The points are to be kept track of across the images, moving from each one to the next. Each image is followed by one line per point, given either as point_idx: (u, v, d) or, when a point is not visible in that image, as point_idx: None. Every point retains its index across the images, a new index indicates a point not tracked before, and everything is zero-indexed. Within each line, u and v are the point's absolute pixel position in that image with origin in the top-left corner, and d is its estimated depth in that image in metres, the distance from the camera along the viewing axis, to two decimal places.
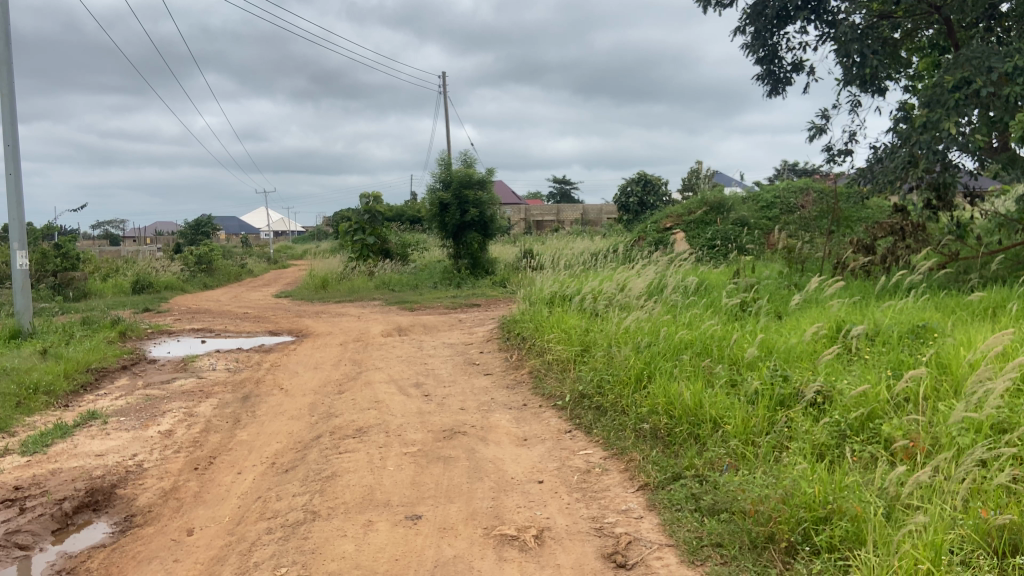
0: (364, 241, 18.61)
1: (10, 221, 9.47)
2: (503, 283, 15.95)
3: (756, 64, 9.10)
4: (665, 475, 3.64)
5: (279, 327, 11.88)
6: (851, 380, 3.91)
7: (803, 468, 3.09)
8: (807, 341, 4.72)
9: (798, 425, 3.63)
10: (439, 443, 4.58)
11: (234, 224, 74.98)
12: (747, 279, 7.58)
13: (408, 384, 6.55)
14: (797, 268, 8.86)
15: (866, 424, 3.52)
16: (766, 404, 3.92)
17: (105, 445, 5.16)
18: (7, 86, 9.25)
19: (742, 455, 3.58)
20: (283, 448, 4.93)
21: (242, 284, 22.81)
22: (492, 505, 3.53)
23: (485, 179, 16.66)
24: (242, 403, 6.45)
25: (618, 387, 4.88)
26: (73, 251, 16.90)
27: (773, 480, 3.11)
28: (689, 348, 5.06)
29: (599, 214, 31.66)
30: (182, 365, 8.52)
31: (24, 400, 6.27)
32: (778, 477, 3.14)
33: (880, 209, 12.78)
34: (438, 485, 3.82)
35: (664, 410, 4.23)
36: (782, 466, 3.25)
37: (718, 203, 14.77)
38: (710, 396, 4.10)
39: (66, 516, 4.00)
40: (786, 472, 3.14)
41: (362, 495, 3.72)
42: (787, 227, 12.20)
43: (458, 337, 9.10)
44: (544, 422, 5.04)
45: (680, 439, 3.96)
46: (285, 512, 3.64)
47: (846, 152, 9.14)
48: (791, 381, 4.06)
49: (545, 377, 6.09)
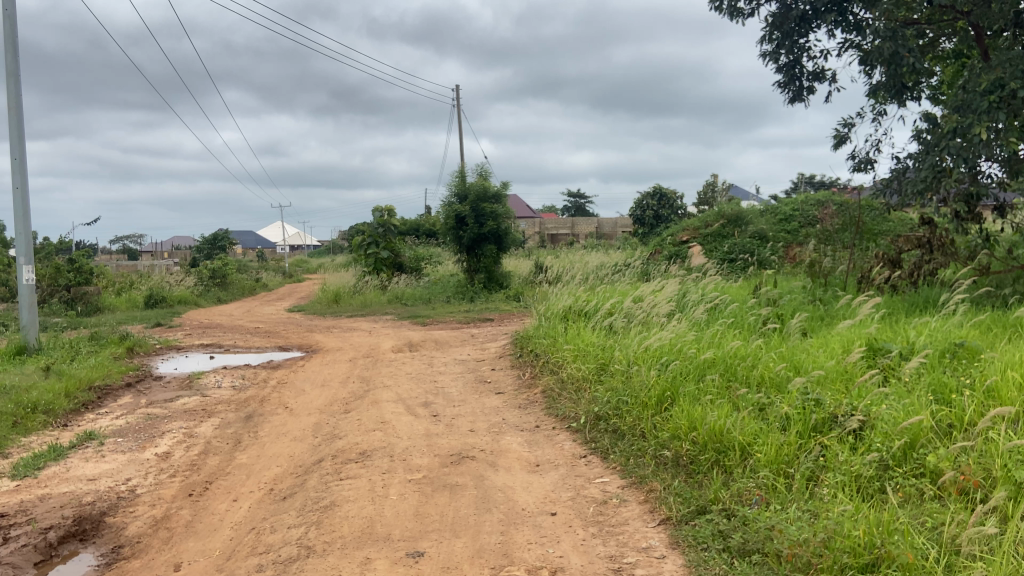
0: (378, 255, 18.46)
1: (17, 235, 9.33)
2: (517, 297, 15.69)
3: (778, 71, 8.83)
4: (690, 509, 3.35)
5: (288, 342, 11.70)
6: (890, 406, 3.65)
7: (846, 509, 2.84)
8: (839, 362, 4.47)
9: (834, 455, 3.36)
10: (445, 469, 4.32)
11: (250, 238, 75.22)
12: (770, 294, 7.28)
13: (415, 404, 6.29)
14: (820, 283, 8.56)
15: (909, 454, 3.27)
16: (798, 431, 3.64)
17: (98, 469, 4.93)
18: (15, 99, 9.17)
19: (773, 487, 3.31)
20: (282, 472, 4.69)
21: (256, 299, 22.68)
22: (502, 541, 3.26)
23: (501, 193, 16.45)
24: (244, 423, 6.22)
25: (636, 409, 4.61)
26: (87, 266, 16.83)
27: (810, 522, 2.85)
28: (713, 367, 4.80)
29: (613, 227, 31.41)
30: (188, 382, 8.32)
31: (22, 420, 6.08)
32: (816, 517, 2.87)
33: (902, 222, 12.42)
34: (443, 518, 3.54)
35: (688, 435, 3.96)
36: (821, 504, 2.98)
37: (736, 216, 14.49)
38: (738, 422, 3.83)
39: (51, 547, 3.76)
40: (825, 513, 2.90)
41: (361, 528, 3.46)
42: (809, 241, 11.87)
43: (470, 353, 8.84)
44: (557, 446, 4.75)
45: (704, 468, 3.69)
46: (278, 547, 3.38)
47: (870, 161, 8.85)
48: (824, 406, 3.79)
49: (558, 397, 5.80)
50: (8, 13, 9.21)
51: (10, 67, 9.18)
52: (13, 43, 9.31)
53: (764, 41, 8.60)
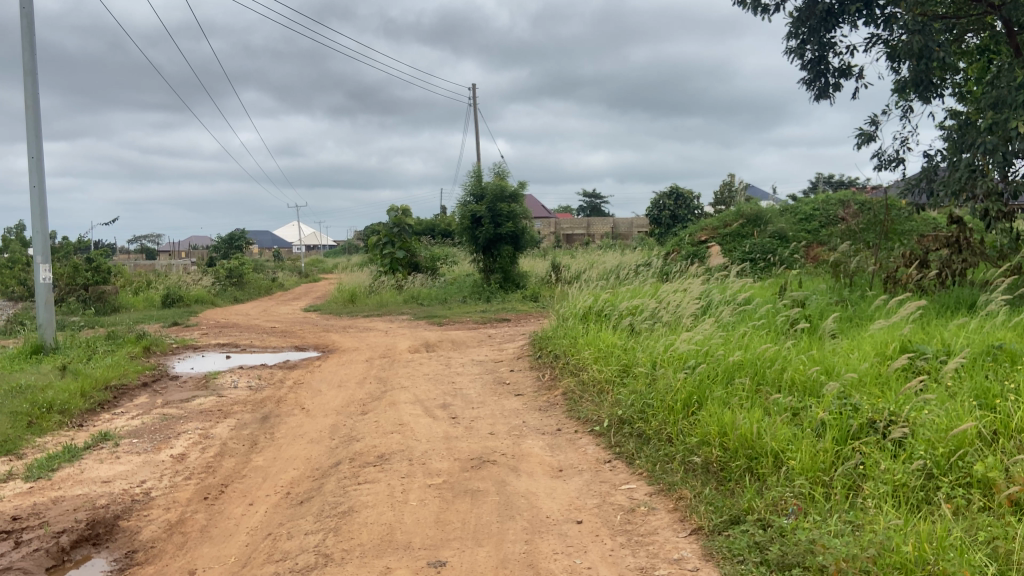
0: (393, 255, 18.40)
1: (35, 234, 9.32)
2: (534, 297, 15.55)
3: (803, 68, 8.65)
4: (722, 518, 3.21)
5: (304, 341, 11.64)
6: (932, 411, 3.51)
7: (895, 523, 2.70)
8: (875, 366, 4.32)
9: (875, 464, 3.22)
10: (466, 474, 4.19)
11: (266, 238, 75.59)
12: (796, 295, 7.11)
13: (434, 405, 6.18)
14: (845, 283, 8.35)
15: (954, 462, 3.13)
16: (834, 437, 3.50)
17: (113, 471, 4.85)
18: (32, 98, 9.16)
19: (809, 497, 3.17)
20: (298, 476, 4.59)
21: (273, 298, 22.70)
22: (526, 550, 3.14)
23: (518, 193, 16.30)
24: (260, 424, 6.14)
25: (662, 413, 4.47)
26: (105, 265, 16.88)
27: (854, 539, 2.72)
28: (741, 370, 4.65)
29: (629, 228, 31.25)
30: (204, 382, 8.27)
31: (37, 420, 6.03)
32: (863, 534, 2.73)
33: (926, 222, 12.17)
34: (465, 525, 3.42)
35: (718, 440, 3.82)
36: (869, 520, 2.84)
37: (755, 216, 14.27)
38: (770, 427, 3.69)
39: (63, 551, 3.67)
40: (871, 529, 2.77)
41: (380, 535, 3.34)
42: (831, 241, 11.65)
43: (487, 354, 8.72)
44: (580, 450, 4.62)
45: (735, 475, 3.55)
46: (294, 555, 3.27)
47: (898, 159, 8.66)
48: (861, 411, 3.65)
49: (579, 399, 5.66)
50: (26, 12, 9.21)
51: (28, 65, 9.19)
52: (30, 42, 9.30)
53: (789, 38, 8.42)
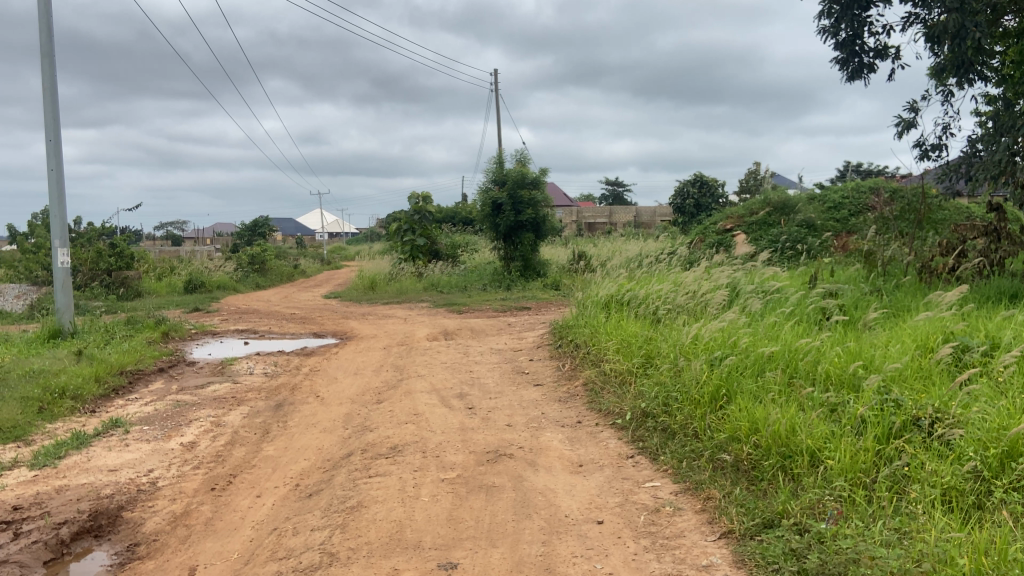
0: (414, 242, 18.25)
1: (53, 217, 9.26)
2: (555, 285, 15.32)
3: (836, 49, 8.32)
4: (755, 522, 3.00)
5: (323, 328, 11.52)
6: (981, 409, 3.29)
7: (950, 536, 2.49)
8: (916, 360, 4.09)
9: (922, 465, 3.00)
10: (481, 468, 4.00)
11: (289, 225, 76.00)
12: (826, 284, 6.84)
13: (450, 395, 5.99)
14: (879, 272, 8.04)
15: (1008, 464, 2.91)
16: (876, 436, 3.27)
17: (121, 459, 4.73)
18: (50, 80, 9.09)
19: (850, 500, 2.96)
20: (309, 467, 4.43)
21: (294, 285, 22.68)
22: (544, 553, 2.94)
23: (540, 179, 16.05)
24: (273, 412, 6.00)
25: (688, 407, 4.25)
26: (127, 250, 16.90)
27: (905, 552, 2.52)
28: (773, 362, 4.42)
29: (652, 217, 30.88)
30: (220, 368, 8.16)
31: (49, 406, 5.94)
32: (914, 548, 2.52)
33: (962, 210, 11.76)
34: (479, 524, 3.23)
35: (748, 437, 3.60)
36: (919, 532, 2.62)
37: (783, 204, 13.90)
38: (805, 423, 3.46)
39: (63, 544, 3.55)
40: (923, 541, 2.56)
41: (389, 533, 3.17)
42: (863, 229, 11.27)
43: (507, 342, 8.52)
44: (601, 444, 4.41)
45: (768, 474, 3.33)
46: (299, 553, 3.11)
47: (938, 146, 8.31)
48: (904, 407, 3.42)
49: (601, 391, 5.45)
50: None
51: (46, 47, 9.12)
52: (48, 24, 9.22)
53: (822, 16, 8.10)
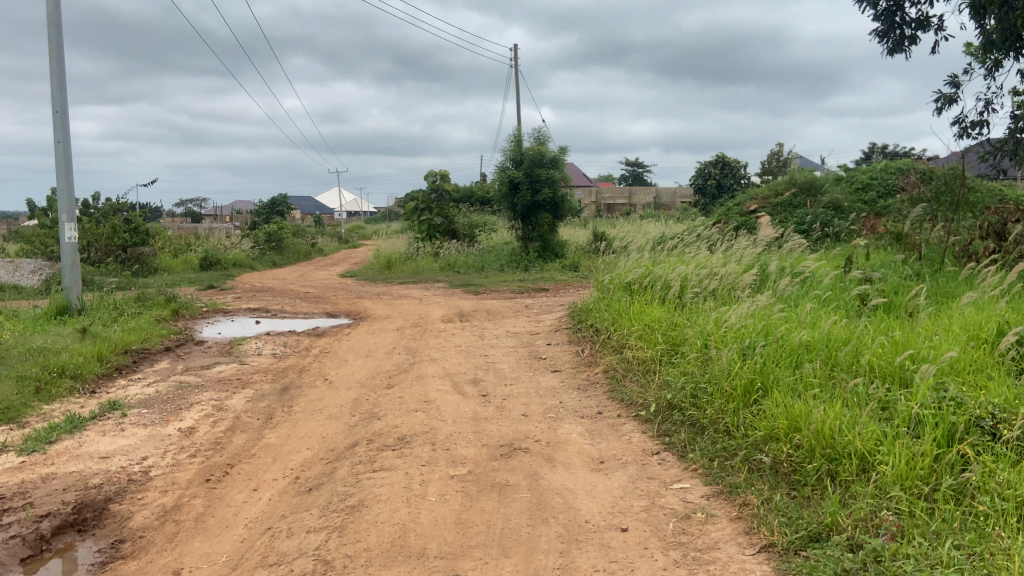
0: (431, 221, 17.91)
1: (60, 191, 9.03)
2: (573, 267, 14.96)
3: (875, 19, 7.84)
4: (799, 535, 2.68)
5: (336, 307, 11.26)
6: None
7: None
8: (971, 352, 3.72)
9: (994, 477, 2.65)
10: (494, 464, 3.70)
11: (309, 203, 75.97)
12: (860, 268, 6.45)
13: (463, 381, 5.69)
14: (917, 255, 7.63)
15: None
16: (936, 438, 2.91)
17: (114, 445, 4.47)
18: (57, 50, 8.82)
19: (910, 513, 2.62)
20: (311, 457, 4.15)
21: (311, 263, 22.46)
22: (561, 565, 2.64)
23: (558, 158, 15.61)
24: (279, 396, 5.73)
25: (720, 401, 3.91)
26: (142, 226, 16.74)
27: None
28: (811, 352, 4.06)
29: (672, 198, 30.35)
30: (228, 348, 7.91)
31: (46, 386, 5.71)
32: None
33: (995, 191, 11.26)
34: (490, 530, 2.93)
35: (788, 437, 3.26)
36: (999, 559, 2.27)
37: (809, 184, 13.38)
38: (853, 421, 3.11)
39: (42, 540, 3.29)
40: (1003, 570, 2.22)
41: (390, 538, 2.87)
42: (895, 211, 10.78)
43: (524, 325, 8.20)
44: (624, 439, 4.09)
45: (811, 479, 2.99)
46: (291, 559, 2.82)
47: (982, 123, 7.84)
48: (966, 406, 3.06)
49: (623, 379, 5.12)
50: None
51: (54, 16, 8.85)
52: None
53: None
